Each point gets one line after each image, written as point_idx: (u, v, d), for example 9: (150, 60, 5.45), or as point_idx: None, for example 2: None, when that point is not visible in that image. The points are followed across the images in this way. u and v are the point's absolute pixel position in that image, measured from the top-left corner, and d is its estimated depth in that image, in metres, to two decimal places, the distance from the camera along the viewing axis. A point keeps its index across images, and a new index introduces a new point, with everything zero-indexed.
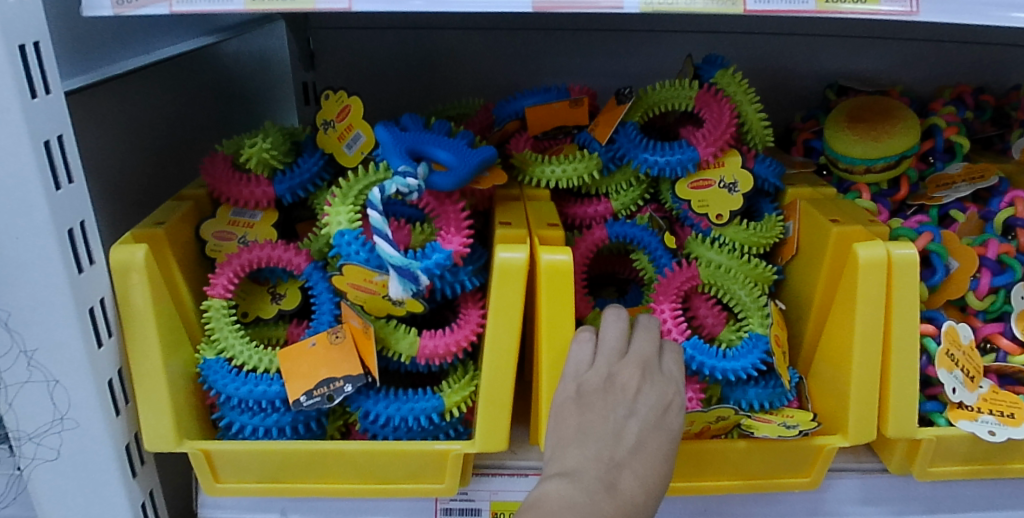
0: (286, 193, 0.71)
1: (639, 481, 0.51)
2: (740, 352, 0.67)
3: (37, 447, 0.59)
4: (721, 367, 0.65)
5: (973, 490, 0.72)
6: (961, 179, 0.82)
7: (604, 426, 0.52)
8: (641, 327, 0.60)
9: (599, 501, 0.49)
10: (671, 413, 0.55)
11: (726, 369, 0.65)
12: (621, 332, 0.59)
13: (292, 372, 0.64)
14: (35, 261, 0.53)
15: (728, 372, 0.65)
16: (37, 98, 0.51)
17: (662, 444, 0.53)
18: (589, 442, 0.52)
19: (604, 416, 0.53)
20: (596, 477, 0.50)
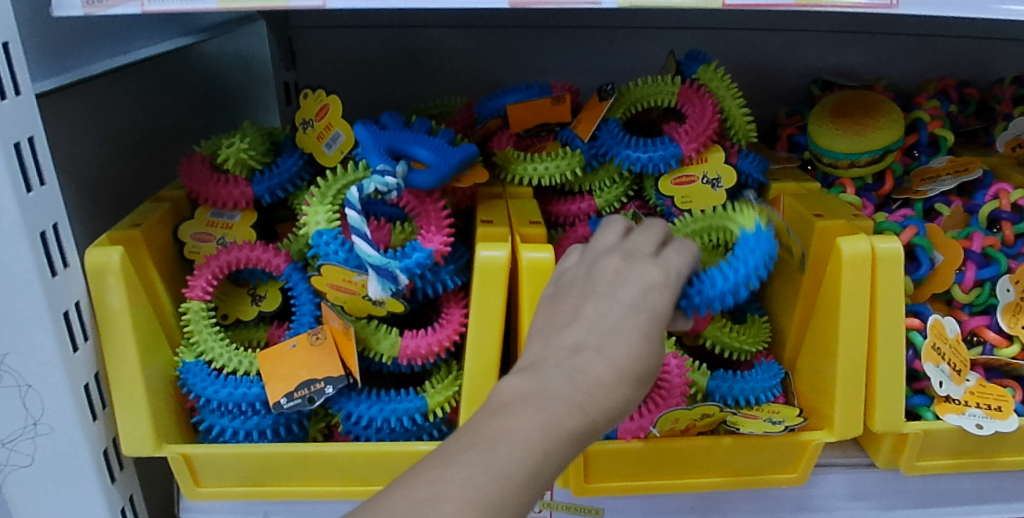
0: (264, 194, 0.70)
1: (610, 361, 0.42)
2: (743, 251, 0.56)
3: (10, 453, 0.57)
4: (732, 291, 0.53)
5: (961, 484, 0.71)
6: (946, 172, 0.81)
7: (570, 307, 0.46)
8: (644, 227, 0.52)
9: (563, 389, 0.41)
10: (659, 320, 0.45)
11: (734, 293, 0.53)
12: (615, 230, 0.52)
13: (272, 373, 0.63)
14: (6, 265, 0.52)
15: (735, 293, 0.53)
16: (6, 99, 0.50)
17: (643, 325, 0.44)
18: (547, 328, 0.45)
19: (571, 298, 0.47)
20: (555, 366, 0.42)
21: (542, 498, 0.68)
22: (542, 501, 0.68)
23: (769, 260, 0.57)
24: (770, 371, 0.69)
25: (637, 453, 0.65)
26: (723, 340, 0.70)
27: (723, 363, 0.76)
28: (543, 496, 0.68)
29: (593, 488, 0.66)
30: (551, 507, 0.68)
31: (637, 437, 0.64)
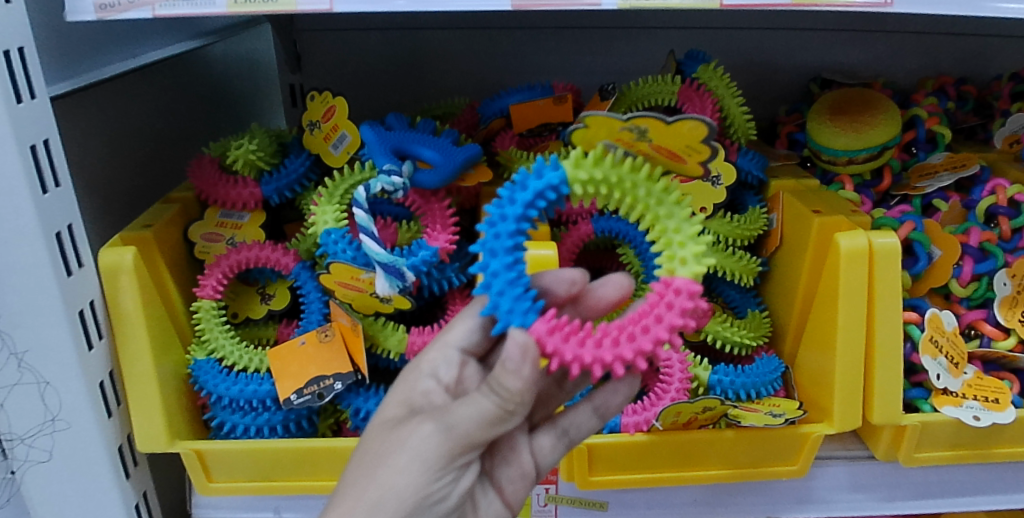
0: (273, 194, 0.71)
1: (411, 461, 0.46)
2: (512, 192, 0.45)
3: (29, 449, 0.59)
4: (502, 269, 0.45)
5: (960, 476, 0.72)
6: (944, 168, 0.82)
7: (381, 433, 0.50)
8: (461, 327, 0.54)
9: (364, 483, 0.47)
10: (504, 382, 0.44)
11: (512, 261, 0.45)
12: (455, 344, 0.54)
13: (281, 371, 0.64)
14: (23, 265, 0.53)
15: (522, 294, 0.45)
16: (22, 103, 0.51)
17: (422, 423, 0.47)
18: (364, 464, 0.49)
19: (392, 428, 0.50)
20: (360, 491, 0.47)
21: (547, 491, 0.70)
22: (547, 494, 0.70)
23: (553, 194, 0.45)
24: (770, 365, 0.70)
25: (640, 446, 0.66)
26: (725, 334, 0.72)
27: (723, 357, 0.78)
28: (548, 490, 0.70)
29: (596, 481, 0.68)
30: (555, 502, 0.70)
31: (640, 430, 0.66)
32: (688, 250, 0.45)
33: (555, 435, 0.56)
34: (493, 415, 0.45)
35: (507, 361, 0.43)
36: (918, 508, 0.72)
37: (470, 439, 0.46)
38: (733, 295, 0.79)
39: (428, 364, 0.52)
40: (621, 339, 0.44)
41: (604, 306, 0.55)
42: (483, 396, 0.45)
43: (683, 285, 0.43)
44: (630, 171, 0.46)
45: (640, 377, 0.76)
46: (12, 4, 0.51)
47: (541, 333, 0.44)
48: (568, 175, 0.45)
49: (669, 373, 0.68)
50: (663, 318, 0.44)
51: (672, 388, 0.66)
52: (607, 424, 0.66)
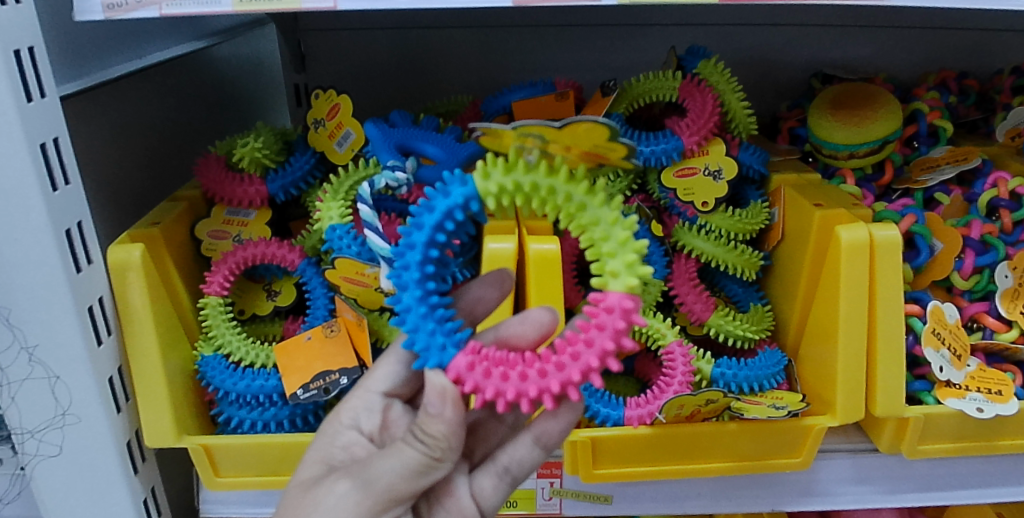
0: (278, 191, 0.72)
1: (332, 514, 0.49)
2: (420, 216, 0.46)
3: (40, 444, 0.60)
4: (413, 303, 0.46)
5: (963, 468, 0.72)
6: (945, 161, 0.82)
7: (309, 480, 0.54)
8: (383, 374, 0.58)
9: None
10: (431, 433, 0.47)
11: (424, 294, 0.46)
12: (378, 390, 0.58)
13: (289, 366, 0.65)
14: (34, 262, 0.54)
15: (436, 327, 0.46)
16: (32, 101, 0.52)
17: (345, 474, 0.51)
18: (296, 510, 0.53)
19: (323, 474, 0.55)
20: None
21: (552, 485, 0.70)
22: (552, 488, 0.71)
23: (452, 219, 0.46)
24: (773, 359, 0.70)
25: (644, 439, 0.66)
26: (728, 328, 0.73)
27: (727, 351, 0.78)
28: (553, 484, 0.70)
29: (600, 475, 0.67)
30: (560, 495, 0.71)
31: (644, 423, 0.66)
32: (617, 260, 0.44)
33: (495, 474, 0.58)
34: (416, 463, 0.48)
35: (430, 405, 0.46)
36: (920, 501, 0.73)
37: (392, 492, 0.48)
38: (735, 289, 0.79)
39: (350, 415, 0.57)
40: (550, 371, 0.44)
41: (523, 347, 0.52)
42: (407, 447, 0.48)
43: (615, 303, 0.42)
44: (548, 176, 0.45)
45: (644, 371, 0.77)
46: (21, 4, 0.52)
47: (460, 370, 0.45)
48: (474, 190, 0.45)
49: (672, 366, 0.69)
50: (593, 344, 0.43)
51: (675, 380, 0.67)
52: (610, 417, 0.67)
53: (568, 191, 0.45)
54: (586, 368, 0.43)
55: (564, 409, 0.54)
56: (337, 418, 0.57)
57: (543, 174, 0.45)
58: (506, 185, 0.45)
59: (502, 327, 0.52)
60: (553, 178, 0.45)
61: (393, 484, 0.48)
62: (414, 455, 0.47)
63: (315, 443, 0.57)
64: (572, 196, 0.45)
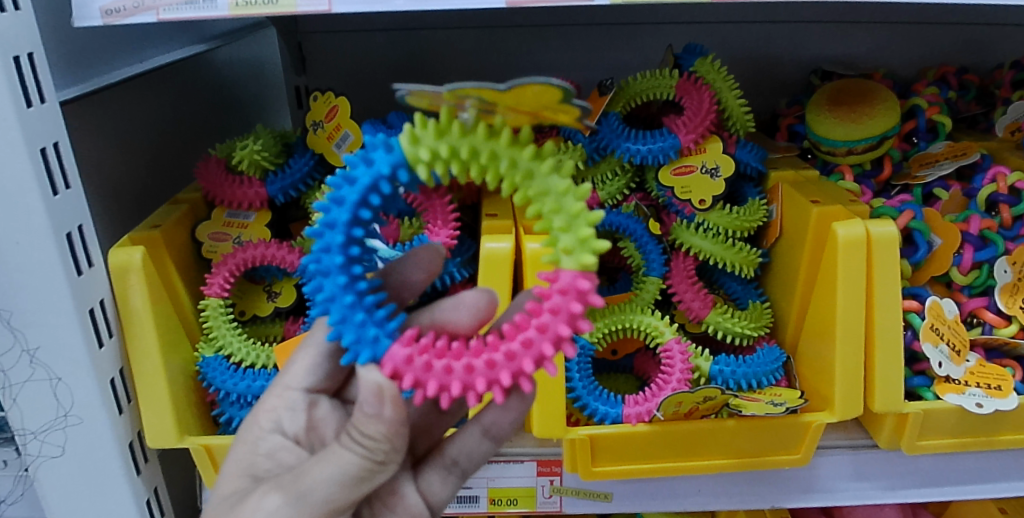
0: (278, 193, 0.73)
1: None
2: (340, 191, 0.44)
3: (42, 444, 0.60)
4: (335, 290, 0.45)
5: (963, 463, 0.72)
6: (944, 157, 0.83)
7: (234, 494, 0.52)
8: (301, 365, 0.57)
9: None
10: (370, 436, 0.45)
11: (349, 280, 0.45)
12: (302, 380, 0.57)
13: (288, 366, 0.66)
14: (35, 266, 0.54)
15: (363, 316, 0.45)
16: (32, 107, 0.53)
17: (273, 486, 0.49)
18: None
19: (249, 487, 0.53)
20: None
21: (552, 483, 0.71)
22: (553, 486, 0.71)
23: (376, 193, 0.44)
24: (772, 355, 0.70)
25: (644, 437, 0.66)
26: (726, 326, 0.73)
27: (725, 348, 0.78)
28: (553, 482, 0.71)
29: (599, 472, 0.67)
30: (560, 493, 0.71)
31: (643, 421, 0.66)
32: (570, 236, 0.42)
33: (443, 468, 0.59)
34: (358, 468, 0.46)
35: (367, 406, 0.45)
36: (919, 497, 0.73)
37: (330, 502, 0.47)
38: (734, 286, 0.80)
39: (273, 416, 0.56)
40: (499, 361, 0.43)
41: (458, 331, 0.52)
42: (346, 450, 0.46)
43: (568, 284, 0.42)
44: (487, 140, 0.43)
45: (644, 369, 0.78)
46: (21, 11, 0.53)
47: (397, 363, 0.44)
48: (402, 157, 0.43)
49: (670, 365, 0.69)
50: (546, 330, 0.42)
51: (673, 378, 0.67)
52: (609, 414, 0.67)
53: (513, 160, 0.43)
54: (538, 355, 0.43)
55: (513, 401, 0.54)
56: (259, 424, 0.55)
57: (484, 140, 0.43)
58: (441, 151, 0.42)
59: (438, 310, 0.52)
60: (494, 143, 0.43)
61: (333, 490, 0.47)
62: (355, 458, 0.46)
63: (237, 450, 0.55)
64: (516, 163, 0.43)
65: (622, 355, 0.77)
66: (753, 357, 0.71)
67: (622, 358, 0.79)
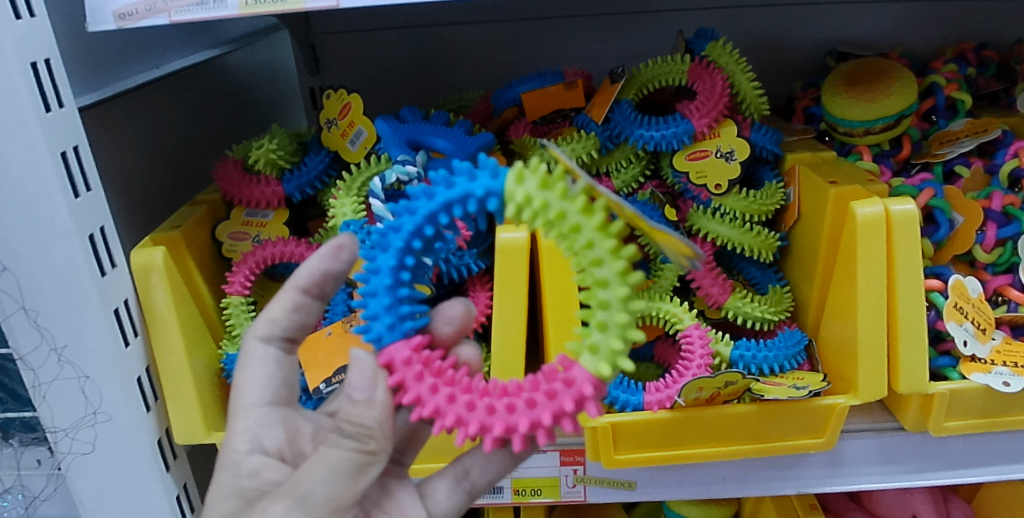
0: (295, 191, 0.74)
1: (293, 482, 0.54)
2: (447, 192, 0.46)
3: (73, 442, 0.62)
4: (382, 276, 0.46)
5: (991, 444, 0.71)
6: (965, 134, 0.81)
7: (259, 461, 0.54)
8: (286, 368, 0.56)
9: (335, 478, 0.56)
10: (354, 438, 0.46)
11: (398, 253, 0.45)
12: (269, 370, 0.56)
13: (310, 361, 0.66)
14: (61, 267, 0.56)
15: (396, 319, 0.47)
16: (50, 111, 0.54)
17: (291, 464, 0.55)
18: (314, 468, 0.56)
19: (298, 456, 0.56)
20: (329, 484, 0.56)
21: (576, 473, 0.71)
22: (576, 476, 0.71)
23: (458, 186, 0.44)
24: (793, 339, 0.70)
25: (664, 424, 0.66)
26: (745, 310, 0.72)
27: (746, 333, 0.78)
28: (576, 471, 0.71)
29: (622, 460, 0.67)
30: (584, 483, 0.71)
31: (663, 407, 0.65)
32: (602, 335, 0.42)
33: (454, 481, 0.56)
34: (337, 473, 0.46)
35: (356, 392, 0.46)
36: (948, 480, 0.71)
37: (333, 502, 0.47)
38: (753, 271, 0.79)
39: (244, 430, 0.54)
40: (540, 401, 0.44)
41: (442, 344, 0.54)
42: (339, 448, 0.46)
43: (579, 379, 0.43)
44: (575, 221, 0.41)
45: (664, 357, 0.77)
46: (37, 18, 0.53)
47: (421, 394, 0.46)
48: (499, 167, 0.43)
49: (690, 351, 0.68)
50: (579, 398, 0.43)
51: (693, 364, 0.67)
52: (630, 402, 0.66)
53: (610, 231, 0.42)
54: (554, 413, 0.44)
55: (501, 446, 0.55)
56: (233, 449, 0.54)
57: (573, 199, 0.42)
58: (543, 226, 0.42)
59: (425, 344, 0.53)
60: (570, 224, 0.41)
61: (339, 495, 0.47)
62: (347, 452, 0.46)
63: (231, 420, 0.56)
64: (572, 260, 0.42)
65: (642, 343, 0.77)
66: (773, 341, 0.70)
67: (641, 347, 0.79)
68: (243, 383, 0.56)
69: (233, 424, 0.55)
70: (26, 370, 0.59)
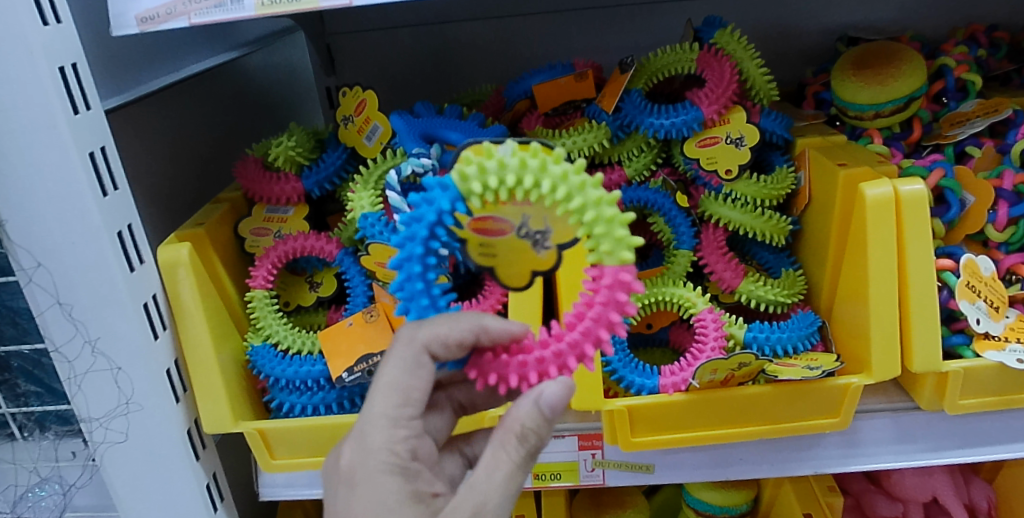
0: (314, 187, 0.76)
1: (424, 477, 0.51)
2: (413, 225, 0.45)
3: (106, 431, 0.64)
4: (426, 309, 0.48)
5: (1008, 421, 0.71)
6: (976, 114, 0.81)
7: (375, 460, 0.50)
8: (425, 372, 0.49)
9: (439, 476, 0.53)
10: (398, 385, 0.49)
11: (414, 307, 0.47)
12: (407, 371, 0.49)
13: (333, 351, 0.68)
14: (91, 263, 0.58)
15: (429, 303, 0.47)
16: (79, 113, 0.56)
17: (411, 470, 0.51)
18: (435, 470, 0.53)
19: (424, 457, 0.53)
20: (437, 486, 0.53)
21: (594, 457, 0.72)
22: (594, 460, 0.72)
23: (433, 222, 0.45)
24: (806, 320, 0.70)
25: (679, 407, 0.67)
26: (758, 294, 0.73)
27: (760, 316, 0.79)
28: (595, 456, 0.72)
29: (639, 442, 0.68)
30: (602, 466, 0.73)
31: (679, 390, 0.67)
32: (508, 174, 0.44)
33: None
34: (393, 459, 0.48)
35: (543, 398, 0.47)
36: (966, 457, 0.71)
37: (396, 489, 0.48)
38: (767, 256, 0.81)
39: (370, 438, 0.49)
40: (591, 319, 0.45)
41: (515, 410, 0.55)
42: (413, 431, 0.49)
43: (612, 277, 0.43)
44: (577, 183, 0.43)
45: (679, 341, 0.78)
46: (63, 23, 0.55)
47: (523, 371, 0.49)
48: (458, 193, 0.44)
49: (704, 334, 0.69)
50: (612, 284, 0.44)
51: (707, 347, 0.68)
52: (645, 386, 0.68)
53: (525, 159, 0.44)
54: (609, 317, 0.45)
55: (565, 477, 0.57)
56: (360, 442, 0.49)
57: (578, 220, 0.43)
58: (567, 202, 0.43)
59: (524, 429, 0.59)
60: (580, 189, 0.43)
61: (408, 503, 0.48)
62: (384, 428, 0.48)
63: (367, 422, 0.49)
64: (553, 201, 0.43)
65: (657, 328, 0.78)
66: (786, 323, 0.71)
67: (658, 331, 0.80)
68: (389, 380, 0.49)
69: (367, 414, 0.49)
70: (61, 362, 0.62)
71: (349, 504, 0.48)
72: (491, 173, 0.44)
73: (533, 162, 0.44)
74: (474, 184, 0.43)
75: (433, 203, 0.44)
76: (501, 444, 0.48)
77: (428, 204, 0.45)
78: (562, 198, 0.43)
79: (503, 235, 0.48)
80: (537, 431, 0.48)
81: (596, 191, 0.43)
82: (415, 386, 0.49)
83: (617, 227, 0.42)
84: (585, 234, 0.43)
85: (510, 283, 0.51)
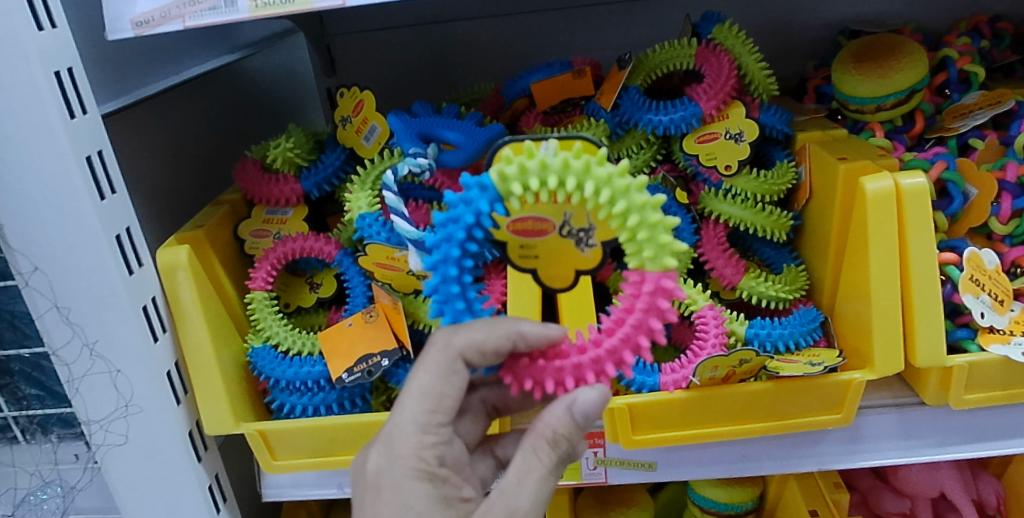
0: (313, 188, 0.76)
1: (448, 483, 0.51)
2: (449, 224, 0.45)
3: (107, 434, 0.64)
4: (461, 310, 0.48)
5: (1015, 416, 0.70)
6: (979, 107, 0.81)
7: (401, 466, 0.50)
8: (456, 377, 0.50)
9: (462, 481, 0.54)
10: (430, 391, 0.49)
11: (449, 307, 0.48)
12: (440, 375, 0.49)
13: (333, 351, 0.68)
14: (89, 267, 0.58)
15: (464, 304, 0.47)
16: (75, 117, 0.56)
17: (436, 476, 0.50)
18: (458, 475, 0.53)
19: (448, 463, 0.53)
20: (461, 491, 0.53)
21: (596, 455, 0.72)
22: (596, 458, 0.72)
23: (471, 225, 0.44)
24: (807, 316, 0.70)
25: (681, 404, 0.67)
26: (759, 290, 0.73)
27: (762, 312, 0.78)
28: (597, 453, 0.72)
29: (640, 440, 0.68)
30: (604, 464, 0.72)
31: (679, 387, 0.66)
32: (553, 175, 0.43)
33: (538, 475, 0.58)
34: (421, 465, 0.48)
35: (576, 404, 0.48)
36: (974, 453, 0.71)
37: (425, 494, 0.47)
38: (768, 252, 0.80)
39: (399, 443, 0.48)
40: (630, 324, 0.46)
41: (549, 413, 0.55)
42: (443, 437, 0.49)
43: (654, 283, 0.44)
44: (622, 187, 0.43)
45: (680, 338, 0.78)
46: (58, 28, 0.55)
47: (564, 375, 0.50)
48: (497, 193, 0.44)
49: (705, 331, 0.69)
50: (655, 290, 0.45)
51: (708, 344, 0.67)
52: (646, 384, 0.68)
53: (569, 159, 0.43)
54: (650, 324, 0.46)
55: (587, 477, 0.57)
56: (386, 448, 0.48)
57: (621, 224, 0.43)
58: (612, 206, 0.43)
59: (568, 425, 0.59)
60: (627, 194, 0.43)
61: (438, 508, 0.48)
62: (413, 434, 0.48)
63: (397, 427, 0.49)
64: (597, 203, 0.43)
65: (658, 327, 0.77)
66: (787, 319, 0.71)
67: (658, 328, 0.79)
68: (421, 385, 0.49)
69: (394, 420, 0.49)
70: (60, 365, 0.62)
71: (376, 510, 0.47)
72: (533, 174, 0.43)
73: (577, 162, 0.43)
74: (516, 186, 0.43)
75: (472, 203, 0.44)
76: (533, 450, 0.49)
77: (466, 203, 0.44)
78: (606, 201, 0.43)
79: (546, 232, 0.48)
80: (569, 436, 0.49)
81: (641, 195, 0.43)
82: (445, 392, 0.49)
83: (660, 234, 0.43)
84: (628, 238, 0.44)
85: (553, 281, 0.51)
